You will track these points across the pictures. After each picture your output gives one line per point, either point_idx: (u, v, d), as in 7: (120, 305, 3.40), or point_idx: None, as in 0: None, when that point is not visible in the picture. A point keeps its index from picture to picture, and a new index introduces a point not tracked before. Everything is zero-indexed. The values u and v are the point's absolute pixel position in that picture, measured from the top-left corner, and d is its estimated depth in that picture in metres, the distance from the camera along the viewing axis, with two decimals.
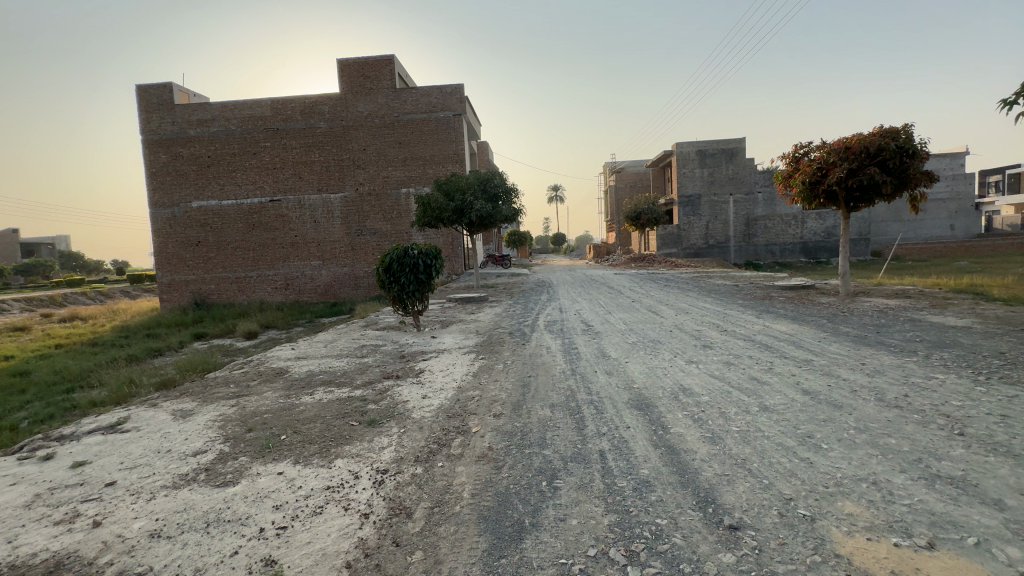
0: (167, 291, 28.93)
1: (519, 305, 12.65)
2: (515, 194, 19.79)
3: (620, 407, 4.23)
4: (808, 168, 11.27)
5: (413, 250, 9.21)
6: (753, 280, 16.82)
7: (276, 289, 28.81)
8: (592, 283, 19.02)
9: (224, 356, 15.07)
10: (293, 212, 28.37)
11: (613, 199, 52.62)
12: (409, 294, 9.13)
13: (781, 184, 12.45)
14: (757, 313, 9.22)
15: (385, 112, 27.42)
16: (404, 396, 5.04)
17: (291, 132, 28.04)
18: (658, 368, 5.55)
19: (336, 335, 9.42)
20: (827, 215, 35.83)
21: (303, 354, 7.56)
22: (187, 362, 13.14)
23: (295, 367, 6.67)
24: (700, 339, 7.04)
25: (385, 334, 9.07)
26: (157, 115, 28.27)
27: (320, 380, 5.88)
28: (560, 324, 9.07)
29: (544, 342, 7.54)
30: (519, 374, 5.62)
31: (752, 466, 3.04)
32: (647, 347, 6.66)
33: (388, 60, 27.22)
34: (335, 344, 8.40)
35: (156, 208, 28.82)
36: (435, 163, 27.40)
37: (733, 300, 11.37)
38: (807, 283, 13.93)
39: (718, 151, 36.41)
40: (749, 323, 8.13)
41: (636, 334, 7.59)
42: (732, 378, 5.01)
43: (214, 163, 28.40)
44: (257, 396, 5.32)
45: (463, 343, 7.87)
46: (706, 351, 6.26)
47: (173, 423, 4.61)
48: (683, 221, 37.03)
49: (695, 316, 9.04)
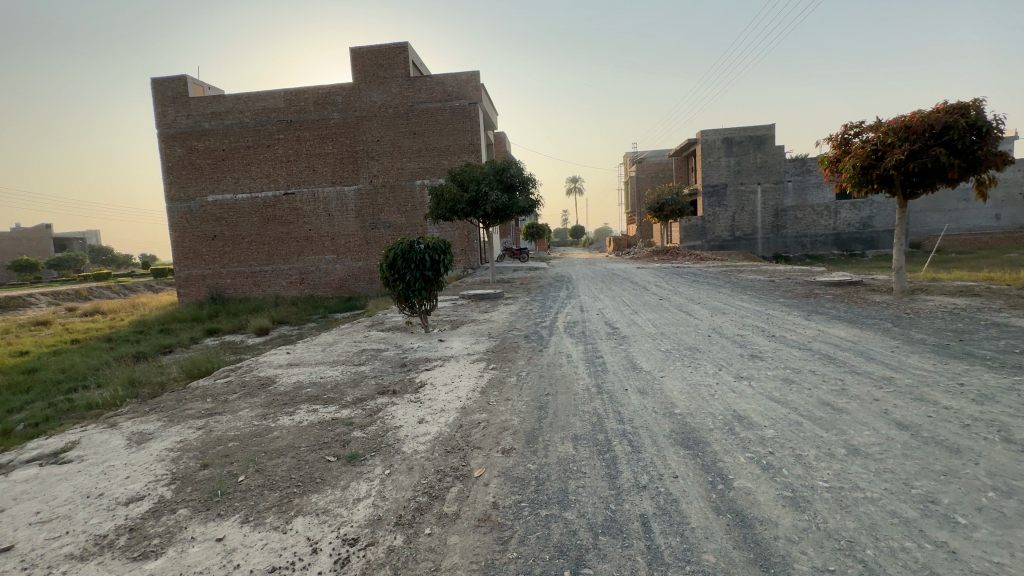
0: (184, 286, 28.95)
1: (536, 302, 11.78)
2: (533, 184, 18.81)
3: (664, 447, 3.32)
4: (861, 150, 10.07)
5: (419, 245, 8.34)
6: (790, 275, 15.57)
7: (291, 284, 28.53)
8: (615, 279, 17.99)
9: (232, 355, 14.63)
10: (307, 205, 28.01)
11: (634, 189, 51.09)
12: (415, 292, 8.35)
13: (827, 169, 11.27)
14: (805, 315, 8.17)
15: (399, 101, 26.69)
16: (397, 420, 4.21)
17: (305, 123, 27.56)
18: (702, 386, 4.64)
19: (337, 337, 8.69)
20: (863, 206, 33.90)
21: (296, 360, 6.85)
22: (191, 363, 12.67)
23: (284, 377, 5.96)
24: (746, 347, 6.05)
25: (389, 336, 8.32)
26: (172, 108, 28.12)
27: (306, 395, 5.12)
28: (581, 326, 8.17)
29: (564, 348, 6.66)
30: (536, 392, 4.74)
31: (863, 555, 2.12)
32: (683, 357, 5.71)
33: (402, 47, 26.43)
34: (333, 348, 7.67)
35: (172, 203, 28.74)
36: (450, 153, 26.58)
37: (773, 298, 10.28)
38: (853, 278, 12.67)
39: (746, 138, 34.69)
40: (799, 328, 7.08)
41: (669, 341, 6.65)
42: (798, 403, 4.04)
43: (229, 157, 28.18)
44: (230, 416, 4.58)
45: (473, 348, 7.04)
46: (758, 364, 5.29)
47: (124, 451, 3.90)
48: (708, 212, 35.47)
49: (734, 318, 8.02)
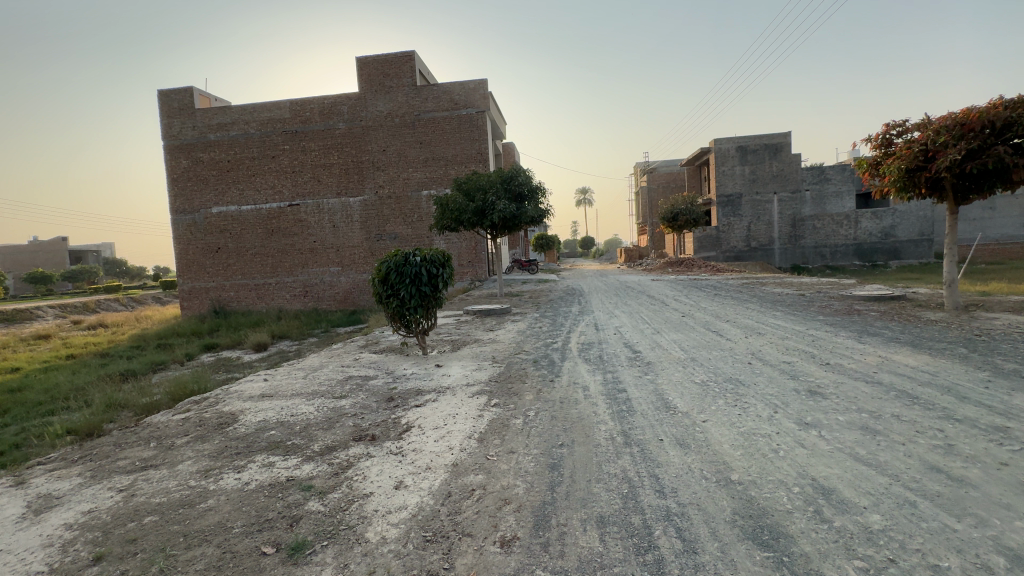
0: (187, 298, 28.44)
1: (546, 319, 10.83)
2: (542, 193, 18.00)
3: (729, 545, 2.35)
4: (907, 151, 9.06)
5: (415, 257, 7.43)
6: (819, 288, 14.49)
7: (295, 296, 27.88)
8: (629, 292, 16.98)
9: (225, 373, 13.88)
10: (312, 216, 27.47)
11: (646, 200, 50.11)
12: (411, 310, 7.45)
13: (866, 172, 10.28)
14: (854, 336, 7.11)
15: (406, 111, 26.18)
16: (370, 483, 3.27)
17: (310, 134, 27.14)
18: (757, 436, 3.65)
19: (323, 361, 7.79)
20: (884, 215, 32.57)
21: (271, 390, 5.96)
22: (178, 383, 11.91)
23: (249, 414, 5.06)
24: (801, 379, 5.01)
25: (382, 361, 7.40)
26: (178, 120, 27.88)
27: (265, 440, 4.20)
28: (597, 349, 7.19)
29: (581, 378, 5.68)
30: (546, 443, 3.77)
31: None
32: (726, 393, 4.72)
33: (409, 56, 25.97)
34: (316, 376, 6.75)
35: (177, 215, 28.40)
36: (458, 163, 25.93)
37: (811, 315, 9.21)
38: (896, 293, 11.52)
39: (761, 146, 33.65)
40: (855, 353, 6.06)
41: (704, 370, 5.63)
42: (898, 468, 3.02)
43: (234, 168, 27.79)
44: (167, 472, 3.68)
45: (474, 377, 6.10)
46: (823, 404, 4.28)
47: (9, 526, 3.01)
48: (723, 222, 34.32)
49: (773, 340, 7.02)
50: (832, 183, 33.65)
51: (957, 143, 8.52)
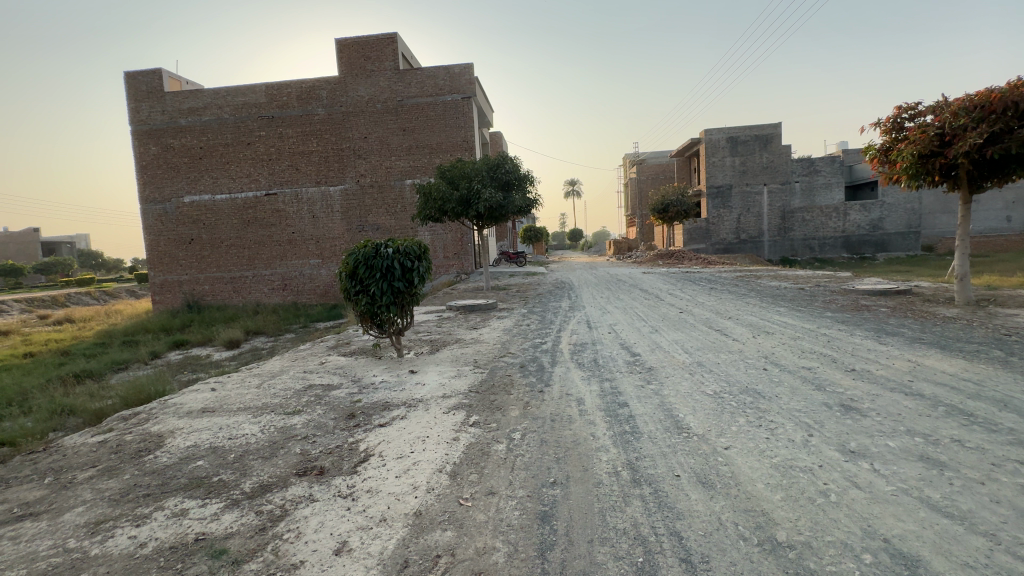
0: (159, 292, 27.13)
1: (534, 315, 10.07)
2: (530, 182, 17.17)
3: None
4: (922, 134, 8.40)
5: (387, 248, 6.53)
6: (817, 281, 14.00)
7: (273, 290, 26.73)
8: (621, 285, 16.32)
9: (190, 374, 12.90)
10: (290, 205, 26.29)
11: (635, 191, 49.54)
12: (383, 308, 6.62)
13: (874, 158, 9.66)
14: (871, 336, 6.49)
15: (388, 96, 25.05)
16: (303, 547, 2.48)
17: (287, 119, 25.87)
18: (796, 471, 2.93)
19: (285, 364, 6.94)
20: (873, 207, 32.37)
21: (216, 404, 5.12)
22: (135, 385, 10.94)
23: (179, 436, 4.22)
24: (829, 391, 4.32)
25: (351, 365, 6.57)
26: (146, 104, 26.39)
27: (188, 476, 3.38)
28: (591, 352, 6.44)
29: (574, 389, 4.91)
30: (536, 480, 3.02)
31: None
32: (749, 409, 4.00)
33: (391, 38, 24.80)
34: (271, 384, 5.89)
35: (147, 204, 27.03)
36: (442, 151, 24.96)
37: (818, 312, 8.57)
38: (900, 287, 10.99)
39: (752, 137, 33.12)
40: (879, 357, 5.39)
41: (715, 379, 4.91)
42: (992, 522, 2.32)
43: (207, 155, 26.42)
44: (44, 527, 2.84)
45: (451, 386, 5.30)
46: (864, 424, 3.59)
47: None
48: (713, 214, 33.85)
49: (786, 341, 6.35)
50: (822, 175, 33.35)
51: (977, 126, 7.89)
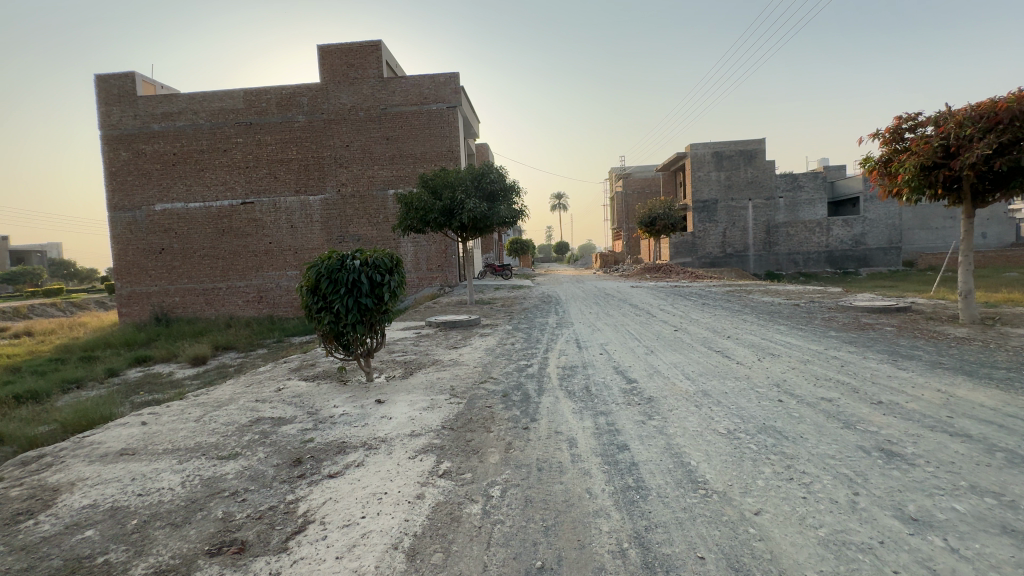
0: (126, 304, 25.80)
1: (519, 333, 9.41)
2: (516, 192, 16.61)
3: None
4: (926, 146, 8.02)
5: (353, 260, 5.82)
6: (810, 297, 13.66)
7: (248, 302, 25.61)
8: (609, 299, 15.77)
9: (146, 394, 11.89)
10: (268, 215, 25.31)
11: (621, 205, 49.56)
12: (349, 327, 5.89)
13: (873, 170, 9.30)
14: (885, 359, 5.96)
15: (371, 104, 24.44)
16: None
17: (266, 126, 25.03)
18: (852, 552, 2.27)
19: (237, 391, 6.12)
20: (855, 222, 32.66)
21: (141, 444, 4.31)
22: (78, 409, 9.90)
23: (76, 491, 3.40)
24: (861, 431, 3.72)
25: (312, 392, 5.79)
26: (117, 108, 25.33)
27: (66, 557, 2.59)
28: (582, 378, 5.74)
29: (564, 425, 4.22)
30: (518, 567, 2.31)
31: None
32: (775, 457, 3.34)
33: (375, 46, 24.26)
34: (213, 417, 5.07)
35: (115, 212, 25.84)
36: (427, 160, 24.38)
37: (823, 331, 8.04)
38: (898, 304, 10.59)
39: (737, 152, 33.24)
40: (905, 386, 4.80)
41: (726, 414, 4.27)
42: None
43: (180, 162, 25.39)
44: None
45: (422, 420, 4.58)
46: (919, 478, 2.95)
47: None
48: (699, 228, 33.73)
49: (796, 365, 5.78)
50: (806, 191, 33.59)
51: (983, 137, 7.54)
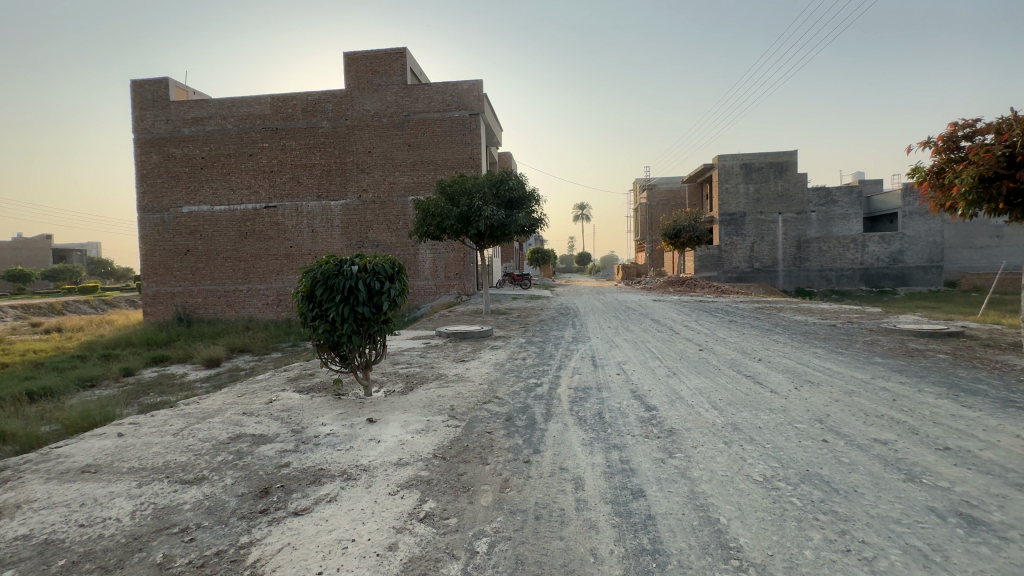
0: (151, 303, 26.29)
1: (532, 347, 8.90)
2: (535, 200, 16.16)
3: None
4: (987, 155, 7.27)
5: (351, 266, 5.42)
6: (847, 318, 12.74)
7: (267, 305, 25.77)
8: (629, 313, 15.12)
9: (155, 395, 11.80)
10: (290, 219, 25.49)
11: (645, 217, 48.65)
12: (345, 338, 5.49)
13: (922, 182, 8.56)
14: (943, 393, 5.22)
15: (394, 111, 24.49)
16: None
17: (291, 132, 25.33)
18: None
19: (228, 401, 5.77)
20: (892, 239, 31.10)
21: (107, 461, 3.94)
22: (84, 409, 9.76)
23: (16, 516, 3.03)
24: (932, 488, 3.06)
25: (303, 407, 5.38)
26: (151, 112, 26.04)
27: None
28: (595, 402, 5.17)
29: (571, 460, 3.68)
30: None
31: None
32: (828, 520, 2.72)
33: (400, 53, 24.35)
34: (193, 430, 4.70)
35: (145, 213, 26.45)
36: (448, 167, 24.23)
37: (866, 357, 7.29)
38: (948, 328, 9.68)
39: (766, 164, 32.14)
40: (974, 429, 4.11)
41: (763, 455, 3.64)
42: None
43: (208, 165, 25.89)
44: None
45: (413, 445, 4.10)
46: (1019, 561, 2.31)
47: None
48: (726, 241, 32.62)
49: (840, 397, 5.10)
50: (839, 206, 32.22)
51: None
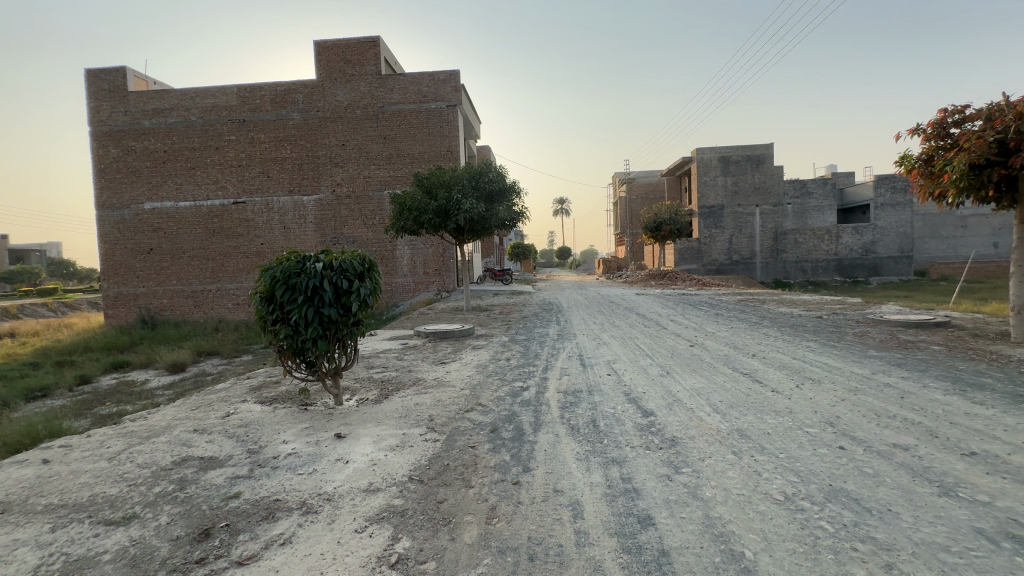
0: (112, 305, 24.91)
1: (515, 346, 8.45)
2: (516, 192, 15.67)
3: None
4: (980, 141, 7.06)
5: (315, 263, 4.87)
6: (831, 309, 12.66)
7: (237, 305, 24.72)
8: (614, 308, 14.80)
9: (111, 404, 10.98)
10: (260, 215, 24.41)
11: (625, 211, 48.65)
12: (310, 343, 4.94)
13: (910, 170, 8.38)
14: (951, 389, 4.96)
15: (368, 102, 23.62)
16: None
17: (259, 124, 24.23)
18: None
19: (180, 416, 5.15)
20: (865, 230, 31.66)
21: (17, 498, 3.33)
22: (27, 424, 8.90)
23: None
24: (976, 505, 2.71)
25: (263, 421, 4.81)
26: (107, 104, 24.56)
27: None
28: (587, 408, 4.75)
29: (566, 480, 3.24)
30: None
31: None
32: (871, 553, 2.32)
33: (373, 42, 23.49)
34: (133, 454, 4.10)
35: (104, 210, 25.00)
36: (425, 160, 23.54)
37: (861, 350, 7.05)
38: (934, 318, 9.57)
39: (744, 156, 32.31)
40: (994, 429, 3.82)
41: (780, 469, 3.25)
42: None
43: (171, 159, 24.58)
44: None
45: (386, 465, 3.61)
46: None
47: None
48: (705, 234, 32.73)
49: (847, 396, 4.78)
50: (814, 198, 32.64)
51: None
